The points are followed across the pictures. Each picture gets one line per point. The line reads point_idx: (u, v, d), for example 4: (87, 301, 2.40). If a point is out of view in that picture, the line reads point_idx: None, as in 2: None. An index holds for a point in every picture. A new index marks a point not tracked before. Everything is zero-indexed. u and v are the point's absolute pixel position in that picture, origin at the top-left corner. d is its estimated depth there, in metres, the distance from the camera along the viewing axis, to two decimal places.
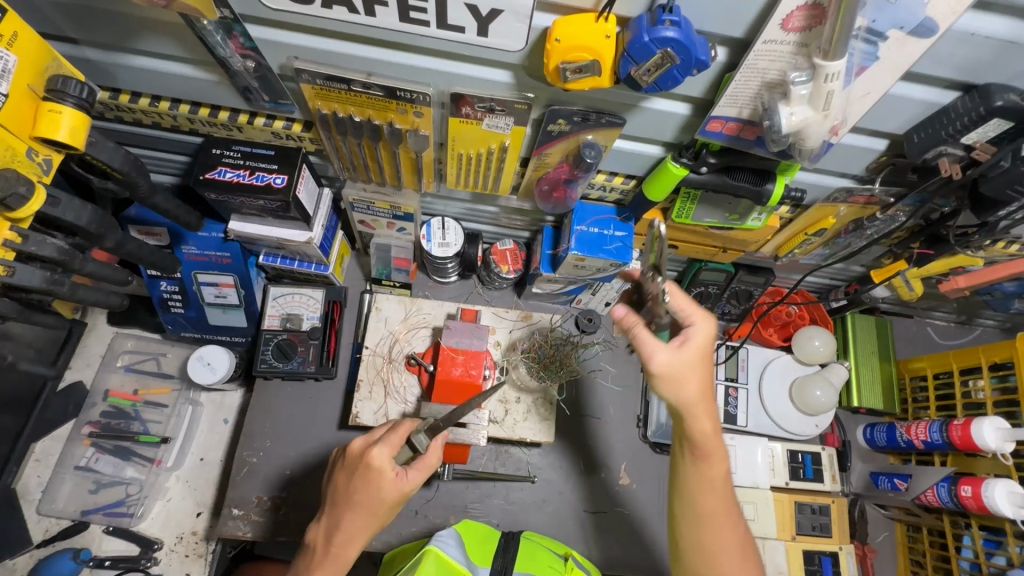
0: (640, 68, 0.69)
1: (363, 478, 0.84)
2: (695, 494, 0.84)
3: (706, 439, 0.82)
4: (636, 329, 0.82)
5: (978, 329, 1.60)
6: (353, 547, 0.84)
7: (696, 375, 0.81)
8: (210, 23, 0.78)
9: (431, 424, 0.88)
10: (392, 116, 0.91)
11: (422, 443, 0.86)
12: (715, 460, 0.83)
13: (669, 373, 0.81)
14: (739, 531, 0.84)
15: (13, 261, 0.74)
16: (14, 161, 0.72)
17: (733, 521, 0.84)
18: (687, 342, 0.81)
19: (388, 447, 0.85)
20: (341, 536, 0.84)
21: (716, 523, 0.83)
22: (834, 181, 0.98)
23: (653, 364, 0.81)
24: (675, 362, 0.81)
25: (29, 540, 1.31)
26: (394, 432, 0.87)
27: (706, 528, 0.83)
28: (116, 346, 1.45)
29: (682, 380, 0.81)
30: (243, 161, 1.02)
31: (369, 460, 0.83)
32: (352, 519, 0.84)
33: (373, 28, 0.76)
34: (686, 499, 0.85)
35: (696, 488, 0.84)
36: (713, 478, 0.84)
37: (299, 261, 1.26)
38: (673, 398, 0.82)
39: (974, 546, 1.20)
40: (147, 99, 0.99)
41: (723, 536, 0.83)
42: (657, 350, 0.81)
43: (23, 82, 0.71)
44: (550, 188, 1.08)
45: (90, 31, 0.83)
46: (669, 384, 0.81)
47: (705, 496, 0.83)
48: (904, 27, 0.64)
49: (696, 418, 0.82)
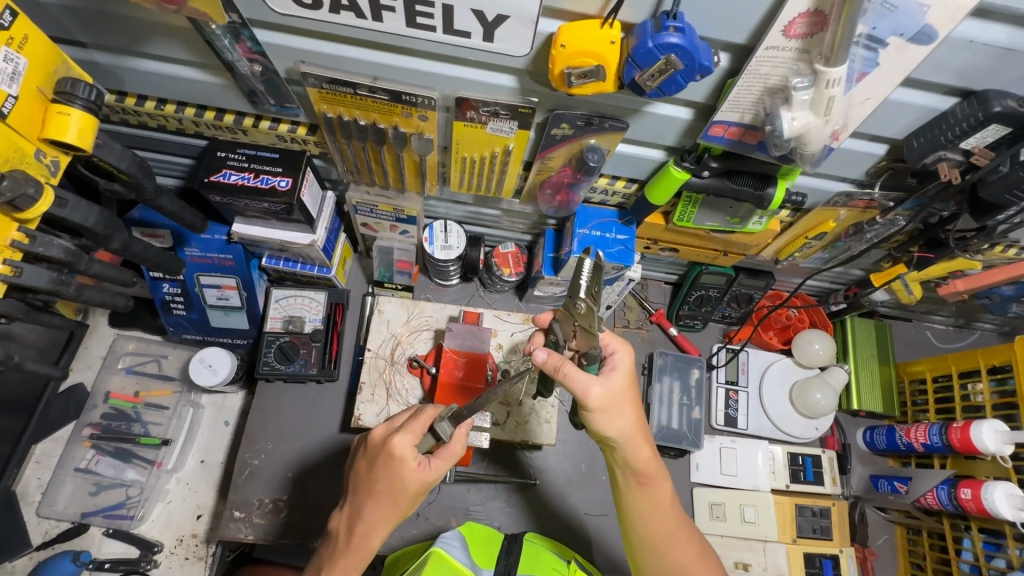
0: (644, 73, 0.70)
1: (385, 467, 0.83)
2: (648, 518, 0.87)
3: (645, 465, 0.85)
4: (564, 369, 0.78)
5: (976, 333, 1.61)
6: (376, 535, 0.86)
7: (627, 406, 0.82)
8: (218, 27, 0.79)
9: (455, 411, 0.85)
10: (397, 119, 0.92)
11: (445, 432, 0.83)
12: (658, 482, 0.87)
13: (608, 405, 0.80)
14: (694, 542, 0.90)
15: (21, 261, 0.74)
16: (23, 162, 0.72)
17: (688, 534, 0.89)
18: (614, 371, 0.81)
19: (411, 435, 0.83)
20: (362, 526, 0.86)
21: (671, 541, 0.88)
22: (834, 185, 0.99)
23: (591, 400, 0.79)
24: (607, 393, 0.79)
25: (28, 543, 1.31)
26: (417, 420, 0.85)
27: (665, 547, 0.88)
28: (117, 348, 1.45)
29: (619, 410, 0.81)
30: (248, 164, 1.03)
31: (392, 448, 0.82)
32: (373, 509, 0.85)
33: (379, 33, 0.76)
34: (640, 524, 0.88)
35: (647, 513, 0.87)
36: (659, 500, 0.87)
37: (302, 264, 1.27)
38: (611, 431, 0.81)
39: (974, 549, 1.21)
40: (153, 101, 1.00)
41: (682, 550, 0.88)
42: (591, 386, 0.78)
43: (33, 84, 0.72)
44: (553, 192, 1.09)
45: (98, 35, 0.84)
46: (604, 416, 0.80)
47: (656, 520, 0.87)
48: (904, 33, 0.65)
49: (632, 448, 0.83)
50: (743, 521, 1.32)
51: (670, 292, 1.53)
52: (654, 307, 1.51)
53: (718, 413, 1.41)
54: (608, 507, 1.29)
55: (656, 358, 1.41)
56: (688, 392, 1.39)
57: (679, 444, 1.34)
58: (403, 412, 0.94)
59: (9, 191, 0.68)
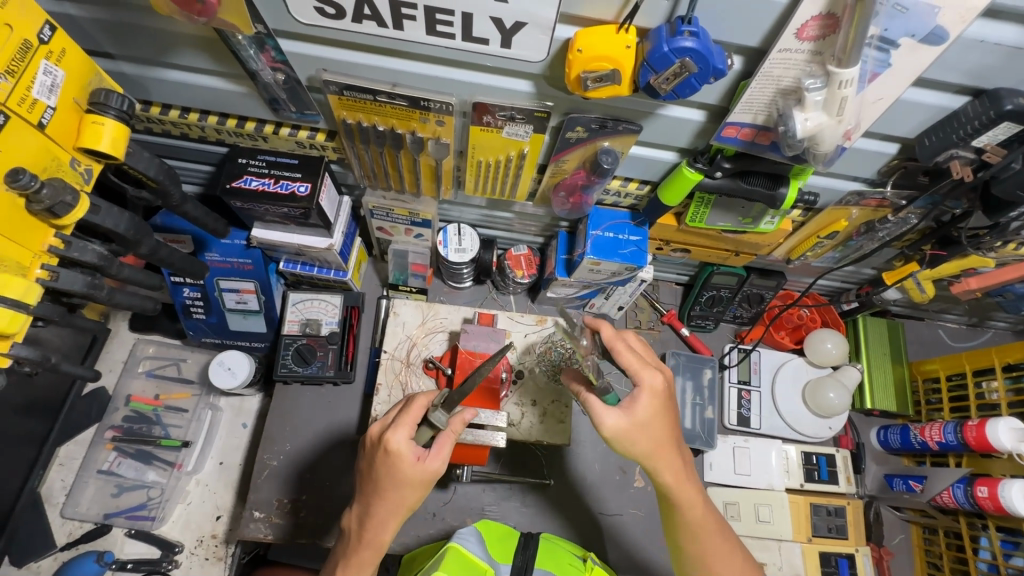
0: (660, 77, 0.72)
1: (384, 463, 0.86)
2: (688, 535, 0.91)
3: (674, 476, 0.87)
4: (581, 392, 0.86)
5: (989, 332, 1.61)
6: (387, 531, 0.88)
7: (651, 432, 0.85)
8: (244, 38, 0.81)
9: (447, 398, 0.88)
10: (414, 124, 0.94)
11: (440, 421, 0.84)
12: (688, 489, 0.89)
13: (628, 434, 0.84)
14: (737, 552, 0.92)
15: (57, 266, 0.77)
16: (60, 169, 0.75)
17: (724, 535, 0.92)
18: (636, 403, 0.84)
19: (405, 429, 0.86)
20: (372, 521, 0.88)
21: (712, 556, 0.91)
22: (845, 185, 1.00)
23: (609, 422, 0.83)
24: (625, 418, 0.83)
25: (53, 543, 1.34)
26: (408, 414, 0.87)
27: (707, 564, 0.91)
28: (137, 352, 1.48)
29: (643, 435, 0.84)
30: (268, 170, 1.05)
31: (387, 445, 0.85)
32: (382, 507, 0.87)
33: (399, 42, 0.79)
34: (682, 543, 0.93)
35: (686, 531, 0.91)
36: (701, 523, 0.91)
37: (318, 267, 1.29)
38: (635, 449, 0.85)
39: (991, 547, 1.21)
40: (177, 111, 1.02)
41: (728, 562, 0.91)
42: (607, 414, 0.83)
43: (70, 96, 0.74)
44: (567, 195, 1.11)
45: (128, 46, 0.87)
46: (626, 440, 0.84)
47: (691, 528, 0.91)
48: (915, 35, 0.66)
49: (663, 463, 0.87)
50: (758, 521, 1.32)
51: (681, 293, 1.54)
52: (665, 308, 1.52)
53: (730, 413, 1.43)
54: (626, 507, 1.30)
55: (669, 358, 1.42)
56: (701, 392, 1.40)
57: (693, 444, 1.35)
58: (393, 408, 0.97)
59: (47, 199, 0.70)
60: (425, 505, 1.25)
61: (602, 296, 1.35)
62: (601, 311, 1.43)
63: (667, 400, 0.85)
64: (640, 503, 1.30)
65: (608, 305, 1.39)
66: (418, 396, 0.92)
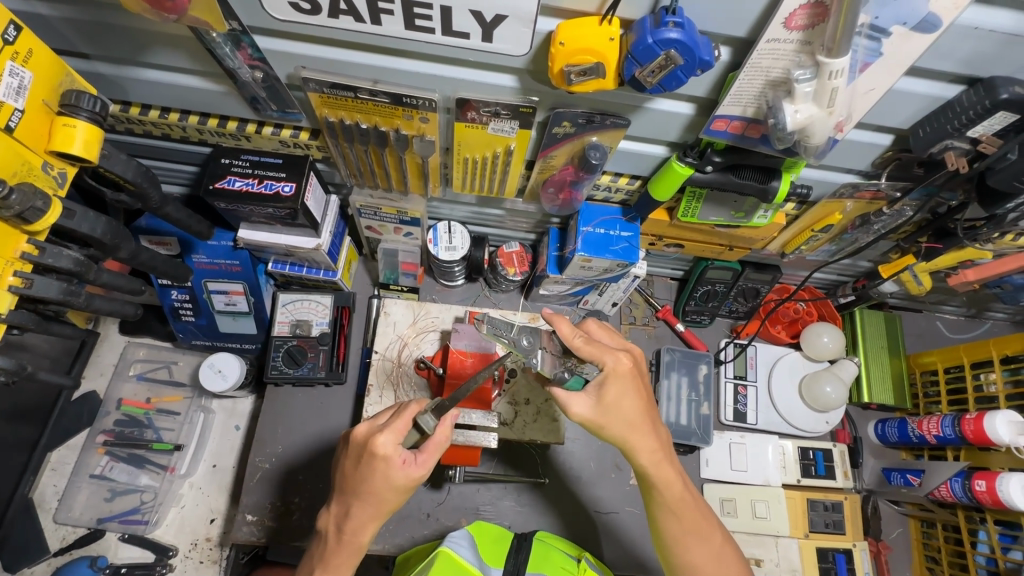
0: (644, 69, 0.70)
1: (370, 466, 0.83)
2: (667, 517, 0.89)
3: (651, 457, 0.86)
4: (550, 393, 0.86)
5: (988, 322, 1.59)
6: (364, 534, 0.86)
7: (625, 413, 0.84)
8: (219, 35, 0.79)
9: (438, 404, 0.86)
10: (398, 122, 0.93)
11: (428, 425, 0.83)
12: (667, 467, 0.87)
13: (602, 415, 0.84)
14: (716, 533, 0.89)
15: (31, 273, 0.76)
16: (32, 174, 0.73)
17: (709, 522, 0.90)
18: (604, 385, 0.84)
19: (394, 433, 0.83)
20: (351, 523, 0.86)
21: (693, 536, 0.88)
22: (839, 177, 0.98)
23: (578, 409, 0.84)
24: (593, 402, 0.84)
25: (46, 549, 1.33)
26: (400, 418, 0.84)
27: (685, 544, 0.88)
28: (128, 355, 1.46)
29: (616, 417, 0.84)
30: (252, 170, 1.03)
31: (375, 447, 0.81)
32: (363, 508, 0.85)
33: (377, 37, 0.77)
34: (662, 524, 0.90)
35: (664, 511, 0.89)
36: (679, 501, 0.88)
37: (308, 267, 1.27)
38: (611, 433, 0.85)
39: (990, 541, 1.19)
40: (157, 111, 1.01)
41: (705, 543, 0.89)
42: (575, 401, 0.84)
43: (39, 98, 0.73)
44: (556, 190, 1.09)
45: (102, 46, 0.85)
46: (601, 425, 0.84)
47: (669, 513, 0.88)
48: (907, 22, 0.64)
49: (637, 443, 0.85)
50: (755, 517, 1.31)
51: (676, 288, 1.53)
52: (660, 303, 1.50)
53: (727, 408, 1.41)
54: (620, 505, 1.29)
55: (664, 354, 1.40)
56: (696, 388, 1.38)
57: (688, 441, 1.34)
58: (386, 411, 0.93)
59: (17, 205, 0.69)
60: (419, 505, 1.24)
61: (595, 293, 1.33)
62: (596, 307, 1.41)
63: (635, 377, 0.85)
64: (636, 500, 1.29)
65: (602, 302, 1.37)
66: (410, 403, 0.89)
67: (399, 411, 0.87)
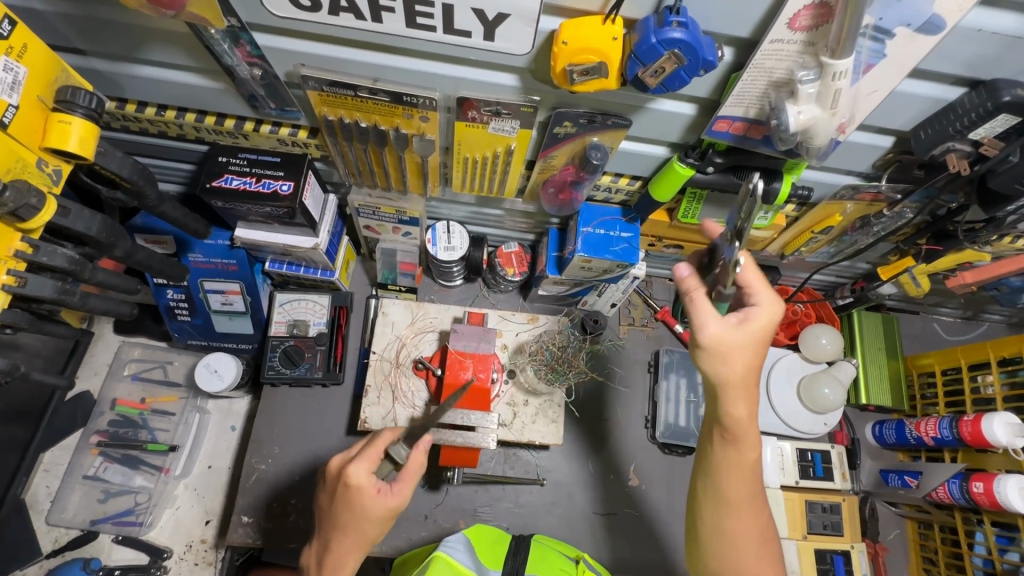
0: (647, 70, 0.69)
1: (344, 498, 0.82)
2: (723, 479, 0.80)
3: (739, 424, 0.78)
4: (692, 295, 0.77)
5: (985, 324, 1.59)
6: (345, 570, 0.84)
7: (749, 353, 0.76)
8: (218, 32, 0.78)
9: (409, 433, 0.87)
10: (398, 121, 0.92)
11: (401, 455, 0.85)
12: (747, 444, 0.79)
13: (721, 345, 0.75)
14: (762, 518, 0.82)
15: (25, 271, 0.75)
16: (26, 171, 0.72)
17: (760, 508, 0.82)
18: (745, 321, 0.76)
19: (366, 463, 0.83)
20: (331, 557, 0.84)
21: (742, 509, 0.80)
22: (840, 179, 0.98)
23: (709, 334, 0.75)
24: (729, 336, 0.75)
25: (38, 551, 1.31)
26: (371, 447, 0.84)
27: (727, 514, 0.81)
28: (122, 355, 1.45)
29: (732, 356, 0.75)
30: (249, 169, 1.02)
31: (347, 478, 0.81)
32: (341, 540, 0.83)
33: (378, 34, 0.76)
34: (710, 489, 0.81)
35: (720, 476, 0.80)
36: (746, 469, 0.80)
37: (305, 267, 1.26)
38: (717, 375, 0.76)
39: (987, 543, 1.19)
40: (153, 108, 0.99)
41: (745, 521, 0.81)
42: (710, 321, 0.75)
43: (33, 94, 0.71)
44: (556, 191, 1.08)
45: (98, 42, 0.84)
46: (716, 359, 0.76)
47: (732, 482, 0.80)
48: (911, 24, 0.64)
49: (738, 399, 0.77)
50: None
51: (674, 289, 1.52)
52: (659, 304, 1.50)
53: None
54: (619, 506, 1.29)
55: (663, 355, 1.39)
56: (695, 389, 1.36)
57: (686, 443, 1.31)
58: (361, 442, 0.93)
59: (11, 202, 0.68)
60: (417, 506, 1.23)
61: (595, 294, 1.33)
62: (594, 308, 1.40)
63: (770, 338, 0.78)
64: (634, 502, 1.29)
65: (601, 303, 1.37)
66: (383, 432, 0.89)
67: (370, 440, 0.87)
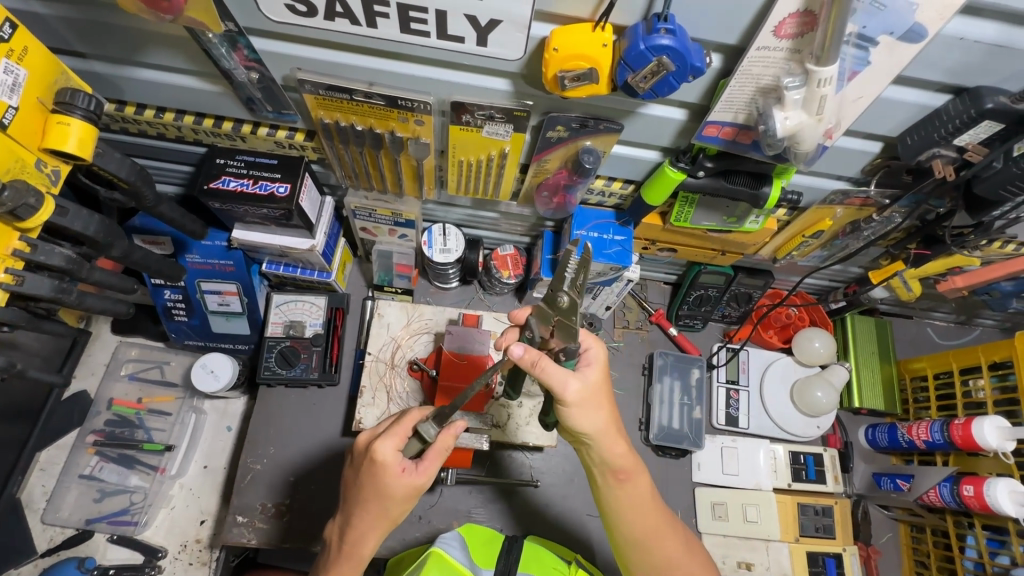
0: (636, 76, 0.71)
1: (370, 474, 0.83)
2: (633, 514, 0.86)
3: (622, 461, 0.84)
4: (542, 365, 0.75)
5: (977, 329, 1.61)
6: (367, 544, 0.86)
7: (603, 399, 0.81)
8: (215, 36, 0.80)
9: (438, 410, 0.84)
10: (393, 124, 0.93)
11: (430, 434, 0.82)
12: (637, 477, 0.86)
13: (585, 400, 0.79)
14: (679, 535, 0.90)
15: (22, 270, 0.76)
16: (26, 171, 0.74)
17: (671, 528, 0.89)
18: (589, 366, 0.81)
19: (394, 440, 0.82)
20: (352, 534, 0.86)
21: (658, 535, 0.87)
22: (829, 183, 1.00)
23: (569, 394, 0.77)
24: (584, 387, 0.78)
25: (34, 550, 1.32)
26: (398, 425, 0.84)
27: (653, 544, 0.87)
28: (120, 355, 1.46)
29: (595, 404, 0.80)
30: (247, 170, 1.03)
31: (374, 454, 0.81)
32: (363, 518, 0.85)
33: (374, 39, 0.77)
34: (622, 527, 0.88)
35: (623, 511, 0.86)
36: (641, 500, 0.86)
37: (302, 268, 1.28)
38: (588, 426, 0.80)
39: (978, 546, 1.20)
40: (152, 110, 1.01)
41: (665, 543, 0.88)
42: (568, 380, 0.77)
43: (33, 95, 0.73)
44: (550, 194, 1.10)
45: (98, 45, 0.85)
46: (580, 411, 0.79)
47: (638, 516, 0.86)
48: (894, 32, 0.65)
49: (612, 443, 0.82)
50: (746, 521, 1.31)
51: (669, 292, 1.53)
52: (653, 307, 1.51)
53: (719, 412, 1.42)
54: None
55: (656, 358, 1.41)
56: (689, 392, 1.40)
57: (681, 444, 1.34)
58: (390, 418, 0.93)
59: (10, 202, 0.69)
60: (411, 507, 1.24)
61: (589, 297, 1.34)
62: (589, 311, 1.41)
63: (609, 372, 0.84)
64: None
65: (595, 305, 1.38)
66: (413, 408, 0.88)
67: (400, 418, 0.87)
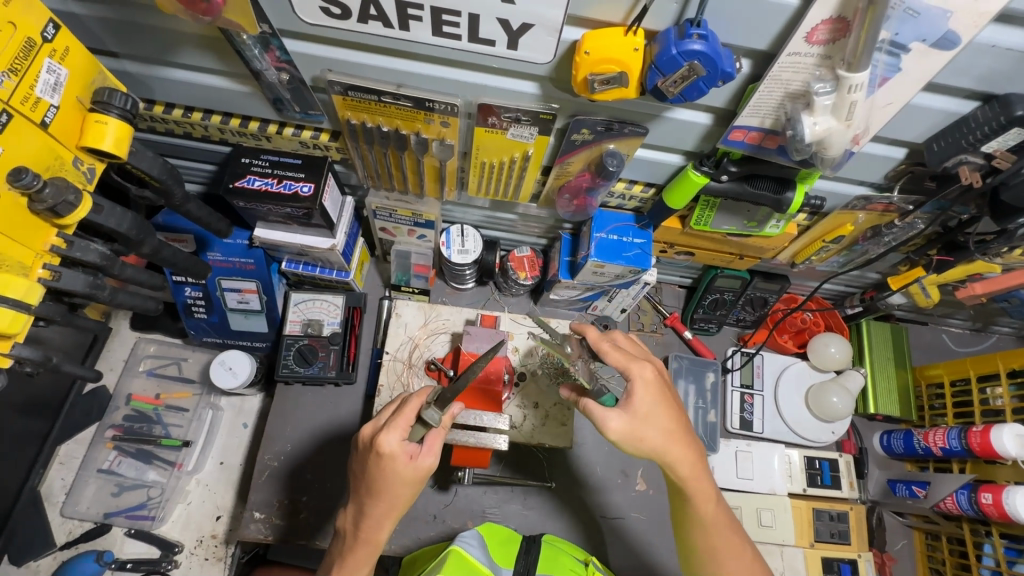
0: (667, 80, 0.71)
1: (378, 465, 0.84)
2: (701, 527, 0.91)
3: (687, 472, 0.87)
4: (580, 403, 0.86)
5: (993, 336, 1.60)
6: (381, 531, 0.88)
7: (653, 418, 0.84)
8: (249, 37, 0.80)
9: (440, 395, 0.84)
10: (419, 125, 0.94)
11: (434, 418, 0.83)
12: (700, 485, 0.88)
13: (634, 427, 0.83)
14: (747, 546, 0.92)
15: (58, 266, 0.78)
16: (63, 169, 0.75)
17: (740, 538, 0.92)
18: (632, 398, 0.84)
19: (398, 431, 0.84)
20: (367, 522, 0.88)
21: (728, 548, 0.91)
22: (852, 189, 1.00)
23: (611, 424, 0.83)
24: (625, 415, 0.83)
25: (53, 542, 1.33)
26: (401, 416, 0.85)
27: (722, 557, 0.91)
28: (138, 351, 1.47)
29: (649, 430, 0.84)
30: (271, 170, 1.04)
31: (380, 447, 0.83)
32: (377, 507, 0.86)
33: (404, 42, 0.78)
34: (694, 539, 0.92)
35: (697, 525, 0.91)
36: (713, 516, 0.90)
37: (321, 267, 1.29)
38: (646, 444, 0.84)
39: (995, 554, 1.20)
40: (180, 109, 1.02)
41: (736, 556, 0.91)
42: (609, 415, 0.83)
43: (72, 95, 0.74)
44: (571, 197, 1.11)
45: (132, 45, 0.86)
46: (635, 440, 0.84)
47: (709, 532, 0.91)
48: (927, 39, 0.66)
49: (677, 454, 0.86)
50: (760, 525, 1.31)
51: (684, 295, 1.54)
52: (668, 310, 1.51)
53: (733, 416, 1.42)
54: (624, 510, 1.28)
55: (672, 361, 1.41)
56: (704, 396, 1.39)
57: None
58: (388, 408, 0.94)
59: (49, 199, 0.71)
60: (426, 506, 1.24)
61: (605, 300, 1.35)
62: (605, 313, 1.42)
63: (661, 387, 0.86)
64: (643, 506, 1.29)
65: (611, 307, 1.38)
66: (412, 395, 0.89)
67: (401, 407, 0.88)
